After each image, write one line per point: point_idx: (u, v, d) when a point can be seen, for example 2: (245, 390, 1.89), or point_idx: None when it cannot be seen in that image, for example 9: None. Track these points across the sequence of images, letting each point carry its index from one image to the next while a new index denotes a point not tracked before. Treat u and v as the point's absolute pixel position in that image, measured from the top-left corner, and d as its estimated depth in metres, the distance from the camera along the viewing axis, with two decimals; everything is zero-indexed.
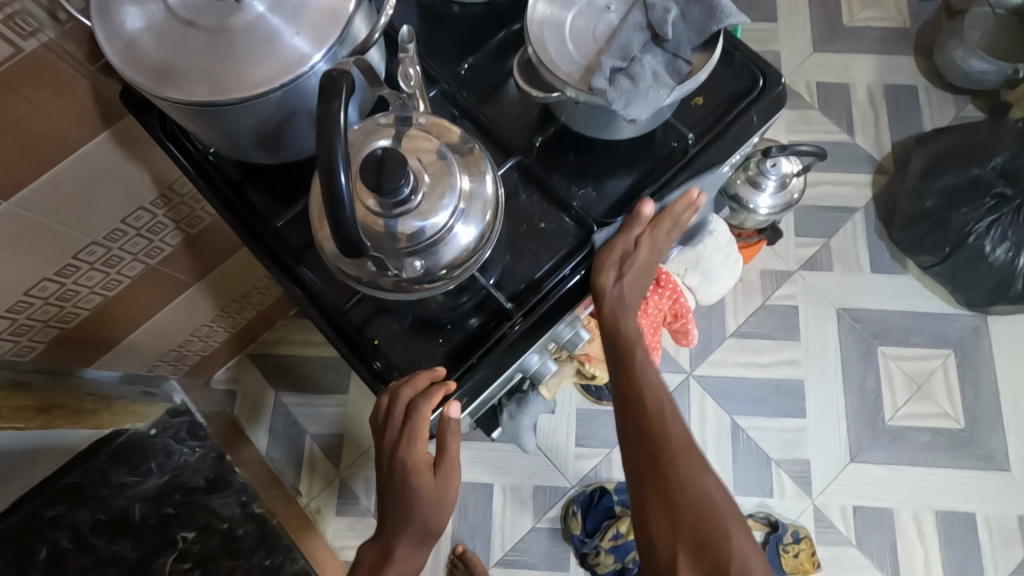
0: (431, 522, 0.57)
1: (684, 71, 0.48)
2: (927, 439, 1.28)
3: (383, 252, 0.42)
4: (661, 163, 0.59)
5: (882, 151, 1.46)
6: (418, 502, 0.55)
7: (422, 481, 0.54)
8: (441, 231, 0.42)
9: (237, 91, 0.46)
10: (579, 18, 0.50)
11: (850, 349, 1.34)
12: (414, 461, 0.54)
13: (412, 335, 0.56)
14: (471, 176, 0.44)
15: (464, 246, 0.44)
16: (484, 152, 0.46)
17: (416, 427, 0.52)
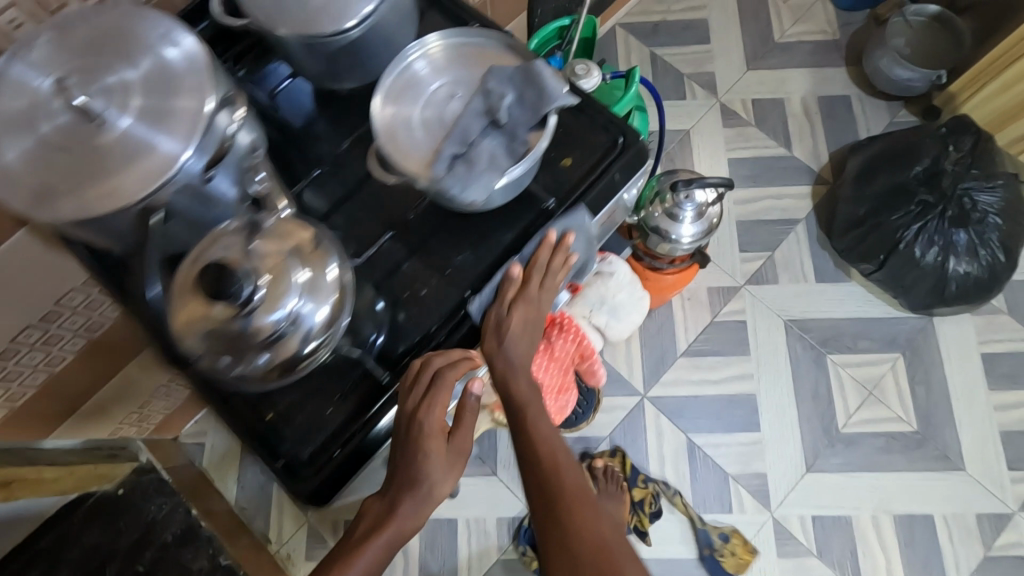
0: (437, 490, 0.59)
1: (521, 151, 0.52)
2: (882, 443, 1.30)
3: (242, 348, 0.46)
4: (532, 223, 0.62)
5: (820, 161, 1.49)
6: (428, 467, 0.58)
7: (434, 447, 0.58)
8: (291, 318, 0.46)
9: (108, 204, 0.48)
10: (425, 108, 0.54)
11: (800, 359, 1.36)
12: (429, 428, 0.58)
13: (303, 406, 0.58)
14: (315, 267, 0.48)
15: (319, 324, 0.47)
16: (335, 243, 0.50)
17: (437, 396, 0.56)
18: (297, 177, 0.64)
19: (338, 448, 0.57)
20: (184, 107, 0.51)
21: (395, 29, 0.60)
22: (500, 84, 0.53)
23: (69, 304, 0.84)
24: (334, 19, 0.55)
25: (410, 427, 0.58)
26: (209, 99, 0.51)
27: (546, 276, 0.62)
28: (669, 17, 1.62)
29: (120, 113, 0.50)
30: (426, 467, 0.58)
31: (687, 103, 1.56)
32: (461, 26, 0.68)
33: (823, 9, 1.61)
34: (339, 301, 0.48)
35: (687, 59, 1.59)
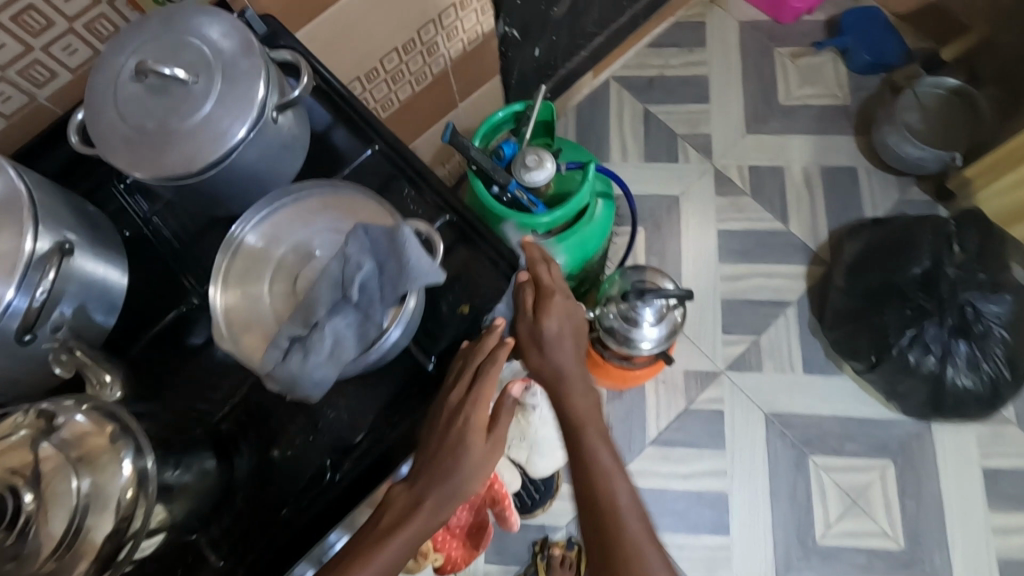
0: (467, 489, 0.53)
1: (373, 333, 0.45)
2: (863, 560, 1.19)
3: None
4: (409, 387, 0.56)
5: (818, 238, 1.37)
6: (463, 468, 0.52)
7: (474, 443, 0.52)
8: (66, 536, 0.39)
9: None
10: (277, 272, 0.48)
11: (779, 457, 1.25)
12: (474, 423, 0.52)
13: None
14: (104, 469, 0.41)
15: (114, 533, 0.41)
16: (136, 433, 0.43)
17: (489, 380, 0.52)
18: (165, 310, 0.58)
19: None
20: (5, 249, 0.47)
21: (271, 161, 0.54)
22: (361, 249, 0.46)
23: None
24: (186, 159, 0.49)
25: (451, 421, 0.52)
26: (28, 235, 0.48)
27: (546, 284, 0.60)
28: (667, 72, 1.53)
29: None
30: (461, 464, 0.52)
31: (679, 166, 1.46)
32: (363, 147, 0.63)
33: (834, 69, 1.49)
34: (138, 499, 0.42)
35: (682, 119, 1.50)
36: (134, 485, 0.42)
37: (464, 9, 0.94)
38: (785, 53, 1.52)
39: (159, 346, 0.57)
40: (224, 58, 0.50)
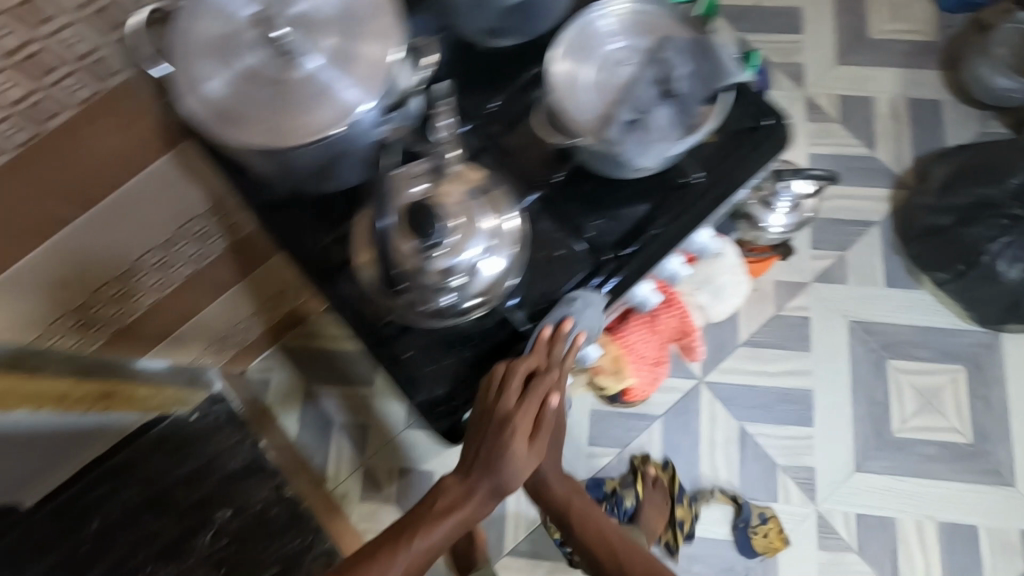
0: (511, 486, 0.60)
1: (697, 117, 0.52)
2: (934, 451, 1.31)
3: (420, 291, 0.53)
4: (668, 197, 0.63)
5: (902, 165, 1.47)
6: (508, 466, 0.58)
7: (517, 449, 0.58)
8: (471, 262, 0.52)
9: (298, 137, 0.52)
10: (596, 71, 0.54)
11: (860, 360, 1.37)
12: (518, 426, 0.58)
13: (437, 352, 0.62)
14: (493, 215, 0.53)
15: (479, 284, 0.53)
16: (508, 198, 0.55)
17: (526, 401, 0.58)
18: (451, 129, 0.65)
19: (437, 392, 0.62)
20: (369, 53, 0.53)
21: None
22: (675, 53, 0.54)
23: (218, 214, 0.89)
24: None
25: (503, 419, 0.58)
26: (395, 50, 0.53)
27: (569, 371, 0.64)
28: (761, 3, 1.59)
29: (314, 52, 0.52)
30: (509, 459, 0.58)
31: (771, 93, 1.53)
32: None
33: (922, 8, 1.57)
34: (502, 243, 0.53)
35: (777, 48, 1.56)
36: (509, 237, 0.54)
37: None
38: None
39: None
40: None
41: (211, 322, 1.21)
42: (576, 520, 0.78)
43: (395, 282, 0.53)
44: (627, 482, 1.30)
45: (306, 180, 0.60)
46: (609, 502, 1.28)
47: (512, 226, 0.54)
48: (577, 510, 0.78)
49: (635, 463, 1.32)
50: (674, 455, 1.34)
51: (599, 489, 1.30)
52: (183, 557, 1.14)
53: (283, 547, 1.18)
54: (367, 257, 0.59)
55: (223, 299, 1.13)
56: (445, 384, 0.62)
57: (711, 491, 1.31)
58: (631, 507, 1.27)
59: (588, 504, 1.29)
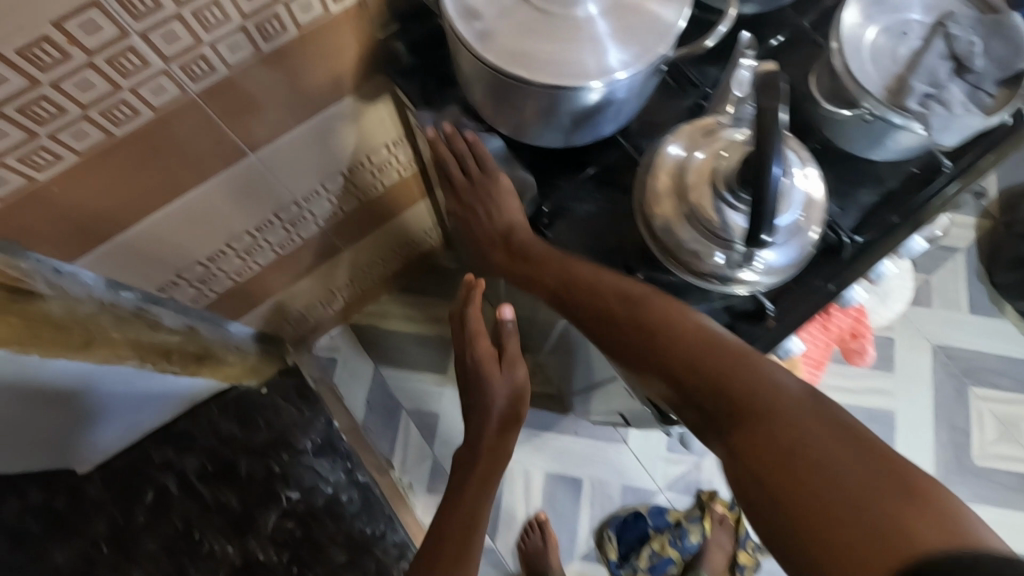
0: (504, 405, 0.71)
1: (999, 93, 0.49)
2: (1012, 481, 1.31)
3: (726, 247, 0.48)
4: (908, 185, 0.60)
5: (989, 194, 1.47)
6: (491, 391, 0.70)
7: (489, 373, 0.69)
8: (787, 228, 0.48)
9: (572, 81, 0.48)
10: (882, 41, 0.52)
11: (942, 384, 1.36)
12: (480, 355, 0.70)
13: None
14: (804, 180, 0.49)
15: (772, 263, 0.48)
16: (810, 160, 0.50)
17: (473, 322, 0.70)
18: (675, 100, 0.63)
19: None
20: (654, 9, 0.49)
21: None
22: (965, 30, 0.51)
23: (358, 171, 0.84)
24: None
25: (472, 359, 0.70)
26: (685, 13, 0.49)
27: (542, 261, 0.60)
28: None
29: None
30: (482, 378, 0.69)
31: None
32: None
33: None
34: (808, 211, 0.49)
35: None
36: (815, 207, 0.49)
37: None
38: None
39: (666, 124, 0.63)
40: None
41: (289, 304, 1.11)
42: (699, 365, 0.51)
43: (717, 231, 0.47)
44: (693, 516, 1.26)
45: (544, 131, 0.57)
46: (674, 535, 1.25)
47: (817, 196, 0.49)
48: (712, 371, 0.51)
49: (702, 499, 1.27)
50: None
51: (662, 517, 1.26)
52: (249, 534, 1.14)
53: (350, 532, 1.17)
54: (667, 206, 0.50)
55: (323, 268, 1.06)
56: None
57: None
58: (697, 542, 1.25)
59: (649, 528, 1.26)
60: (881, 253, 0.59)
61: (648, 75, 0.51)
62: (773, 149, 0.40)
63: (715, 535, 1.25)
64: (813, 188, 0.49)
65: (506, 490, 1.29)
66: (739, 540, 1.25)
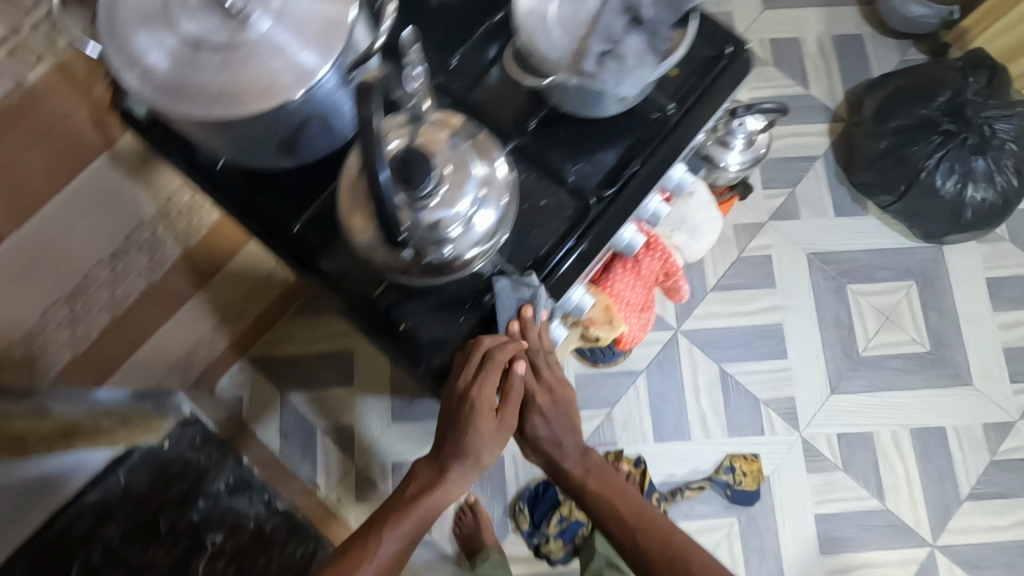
0: (484, 458, 0.63)
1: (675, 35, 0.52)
2: (899, 364, 1.39)
3: (417, 244, 0.46)
4: (647, 131, 0.64)
5: (836, 100, 1.53)
6: (477, 441, 0.61)
7: (481, 424, 0.60)
8: (464, 218, 0.46)
9: (253, 104, 0.48)
10: (561, 8, 0.53)
11: (822, 288, 1.43)
12: (480, 405, 0.58)
13: (437, 314, 0.60)
14: (485, 163, 0.48)
15: (480, 234, 0.48)
16: (493, 138, 0.49)
17: (483, 381, 0.56)
18: None
19: (437, 361, 0.59)
20: (327, 9, 0.49)
21: None
22: None
23: (166, 218, 0.83)
24: None
25: (461, 397, 0.58)
26: (355, 3, 0.50)
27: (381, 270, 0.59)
28: None
29: (262, 11, 0.48)
30: (473, 429, 0.60)
31: None
32: None
33: None
34: (495, 188, 0.47)
35: None
36: (508, 182, 0.48)
37: None
38: None
39: None
40: None
41: (156, 355, 1.10)
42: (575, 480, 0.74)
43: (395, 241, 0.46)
44: None
45: (272, 156, 0.57)
46: None
47: (501, 172, 0.48)
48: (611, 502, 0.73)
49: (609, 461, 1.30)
50: (662, 404, 1.36)
51: None
52: None
53: (283, 559, 1.13)
54: (359, 220, 0.48)
55: (181, 313, 1.05)
56: (445, 352, 0.59)
57: (678, 490, 1.30)
58: None
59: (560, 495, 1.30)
60: (636, 200, 0.62)
61: (340, 79, 0.51)
62: (379, 154, 0.40)
63: None
64: (493, 172, 0.47)
65: None
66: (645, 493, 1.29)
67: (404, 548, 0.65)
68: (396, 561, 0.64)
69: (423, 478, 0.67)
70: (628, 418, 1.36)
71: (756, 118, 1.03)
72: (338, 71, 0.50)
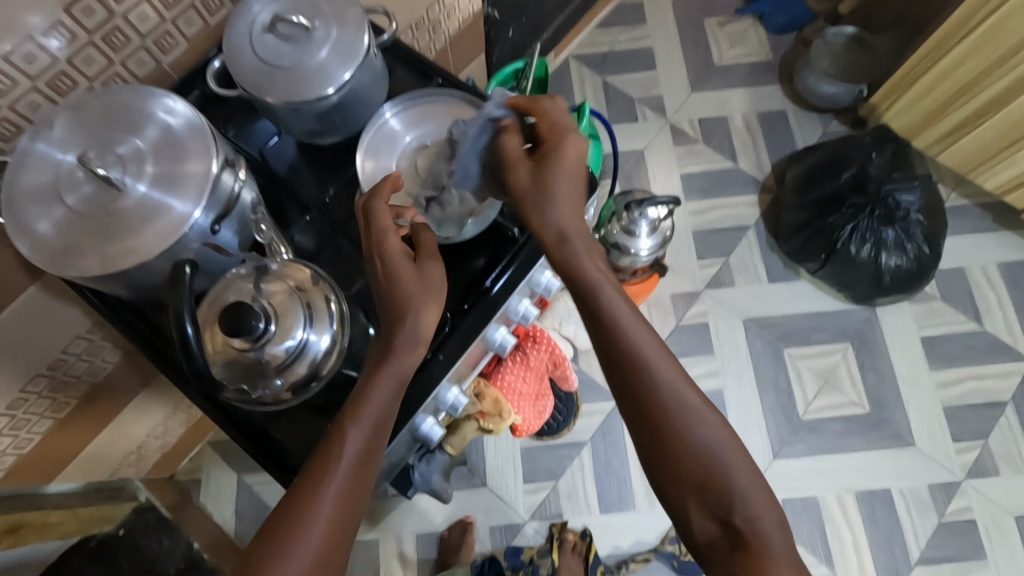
0: (426, 313, 0.59)
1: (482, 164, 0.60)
2: (840, 426, 1.41)
3: (252, 379, 0.53)
4: (501, 248, 0.71)
5: (763, 171, 1.62)
6: (409, 290, 0.58)
7: (402, 272, 0.58)
8: (297, 351, 0.54)
9: (127, 261, 0.56)
10: (403, 160, 0.66)
11: (760, 353, 1.47)
12: (392, 255, 0.59)
13: (310, 424, 0.66)
14: (315, 302, 0.56)
15: (320, 355, 0.56)
16: (329, 281, 0.58)
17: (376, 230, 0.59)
18: (298, 214, 0.73)
19: None
20: (196, 171, 0.58)
21: (369, 88, 0.68)
22: (464, 131, 0.62)
23: (103, 329, 0.91)
24: (314, 86, 0.64)
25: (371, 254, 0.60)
26: (217, 161, 0.59)
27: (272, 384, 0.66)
28: (618, 48, 1.75)
29: (137, 179, 0.57)
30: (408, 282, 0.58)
31: (639, 124, 1.67)
32: (427, 80, 0.75)
33: (756, 33, 1.76)
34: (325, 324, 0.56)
35: (636, 86, 1.71)
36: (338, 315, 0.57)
37: None
38: (713, 23, 1.77)
39: (302, 236, 0.72)
40: (328, 23, 0.65)
41: (109, 450, 1.15)
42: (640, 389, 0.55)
43: (231, 381, 0.53)
44: (544, 551, 1.27)
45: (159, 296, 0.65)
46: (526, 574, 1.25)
47: (329, 309, 0.57)
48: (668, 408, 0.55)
49: (553, 532, 1.29)
50: (607, 474, 1.38)
51: (517, 557, 1.28)
52: None
53: None
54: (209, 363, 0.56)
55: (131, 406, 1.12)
56: None
57: (624, 562, 1.31)
58: None
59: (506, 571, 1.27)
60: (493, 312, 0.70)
61: (209, 227, 0.59)
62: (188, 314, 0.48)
63: (568, 559, 1.26)
64: (320, 313, 0.56)
65: (384, 563, 1.34)
66: (590, 566, 1.27)
67: (374, 438, 0.55)
68: (370, 451, 0.54)
69: (370, 368, 0.58)
70: (574, 490, 1.37)
71: (657, 208, 1.11)
72: (207, 223, 0.59)
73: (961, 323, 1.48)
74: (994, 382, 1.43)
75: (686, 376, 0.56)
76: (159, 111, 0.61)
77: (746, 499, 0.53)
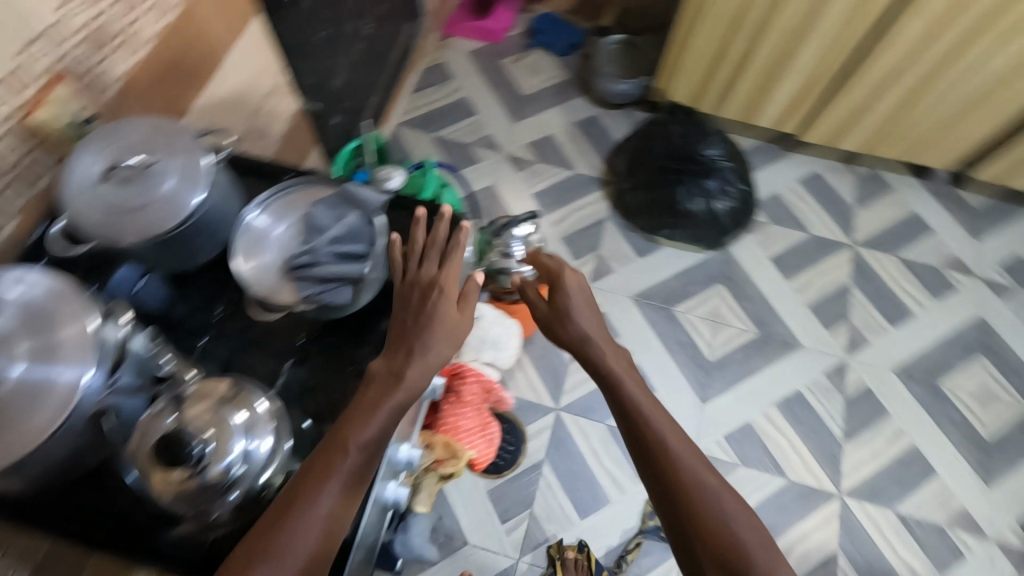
0: (433, 345, 0.65)
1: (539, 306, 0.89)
2: (742, 354, 1.59)
3: (204, 501, 0.53)
4: (401, 301, 0.75)
5: (598, 169, 1.82)
6: (435, 325, 0.66)
7: (447, 309, 0.67)
8: (242, 460, 0.54)
9: (25, 446, 0.53)
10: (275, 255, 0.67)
11: (656, 320, 1.63)
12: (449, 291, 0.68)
13: None
14: (245, 409, 0.56)
15: (265, 456, 0.56)
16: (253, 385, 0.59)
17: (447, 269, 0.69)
18: (192, 339, 0.72)
19: None
20: (74, 332, 0.57)
21: (224, 202, 0.71)
22: (324, 209, 0.68)
23: None
24: (168, 215, 0.65)
25: (428, 287, 0.68)
26: (95, 315, 0.58)
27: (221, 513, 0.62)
28: (437, 106, 1.90)
29: (12, 361, 0.55)
30: (439, 322, 0.65)
31: (479, 164, 1.81)
32: (278, 180, 0.79)
33: (546, 59, 1.99)
34: (261, 425, 0.56)
35: (464, 133, 1.86)
36: (271, 413, 0.57)
37: (275, 97, 1.17)
38: (509, 62, 1.99)
39: (203, 359, 0.71)
40: (165, 156, 0.67)
41: None
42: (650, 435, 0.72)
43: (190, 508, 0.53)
44: None
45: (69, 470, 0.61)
46: None
47: (262, 410, 0.57)
48: (667, 448, 0.71)
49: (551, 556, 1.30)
50: (573, 481, 1.43)
51: None
52: None
53: None
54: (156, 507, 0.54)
55: None
56: None
57: (620, 558, 1.34)
58: None
59: None
60: None
61: (106, 382, 0.58)
62: None
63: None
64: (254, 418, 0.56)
65: None
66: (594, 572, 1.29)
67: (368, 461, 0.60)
68: (362, 470, 0.59)
69: (373, 386, 0.63)
70: (550, 509, 1.40)
71: (523, 226, 1.23)
72: (104, 378, 0.57)
73: (793, 235, 1.75)
74: (834, 272, 1.71)
75: (684, 437, 0.72)
76: (13, 288, 0.59)
77: (736, 533, 0.65)
